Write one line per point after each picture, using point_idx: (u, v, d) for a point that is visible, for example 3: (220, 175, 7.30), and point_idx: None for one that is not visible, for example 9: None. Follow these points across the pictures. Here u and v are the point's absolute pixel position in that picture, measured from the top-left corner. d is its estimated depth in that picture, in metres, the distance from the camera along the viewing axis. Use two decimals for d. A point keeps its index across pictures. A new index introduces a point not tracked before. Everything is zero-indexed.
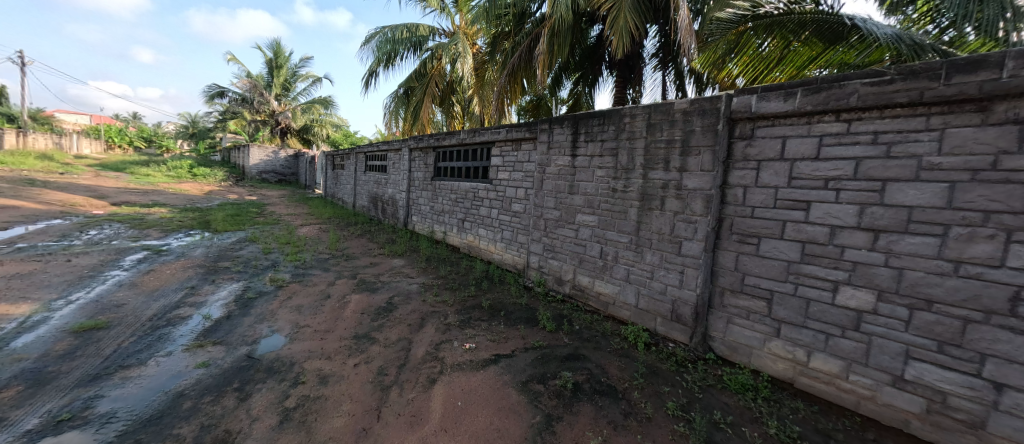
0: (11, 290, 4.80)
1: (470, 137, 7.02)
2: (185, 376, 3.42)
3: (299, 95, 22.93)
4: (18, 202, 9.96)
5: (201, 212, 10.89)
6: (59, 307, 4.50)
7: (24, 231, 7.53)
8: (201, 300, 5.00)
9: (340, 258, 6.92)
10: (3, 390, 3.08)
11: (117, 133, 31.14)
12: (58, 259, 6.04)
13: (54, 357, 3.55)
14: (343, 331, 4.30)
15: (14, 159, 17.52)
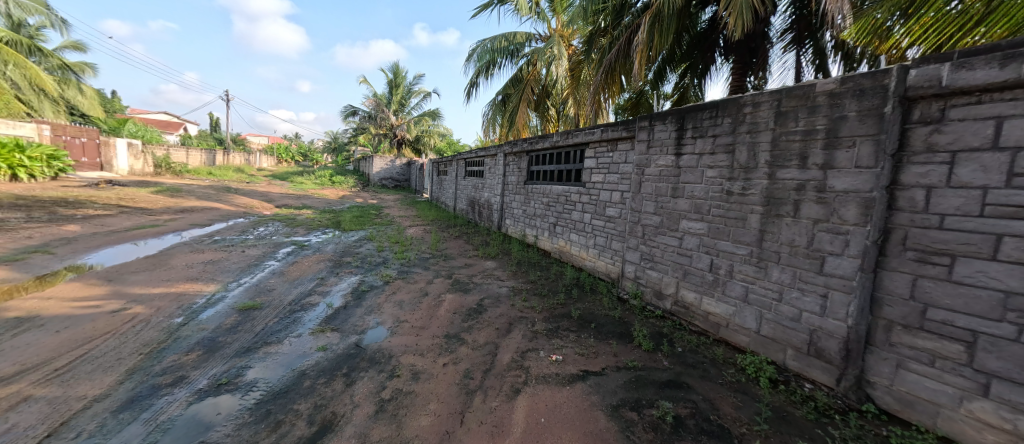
0: (202, 273, 5.27)
1: (563, 138, 6.44)
2: (314, 357, 3.33)
3: (412, 110, 24.66)
4: (218, 203, 12.10)
5: (337, 213, 12.07)
6: (233, 288, 4.83)
7: (218, 226, 8.72)
8: (326, 290, 5.02)
9: (439, 257, 6.83)
10: (187, 353, 3.24)
11: (283, 150, 37.69)
12: (235, 249, 6.68)
13: (225, 329, 3.71)
14: (438, 328, 3.96)
15: (222, 173, 21.92)
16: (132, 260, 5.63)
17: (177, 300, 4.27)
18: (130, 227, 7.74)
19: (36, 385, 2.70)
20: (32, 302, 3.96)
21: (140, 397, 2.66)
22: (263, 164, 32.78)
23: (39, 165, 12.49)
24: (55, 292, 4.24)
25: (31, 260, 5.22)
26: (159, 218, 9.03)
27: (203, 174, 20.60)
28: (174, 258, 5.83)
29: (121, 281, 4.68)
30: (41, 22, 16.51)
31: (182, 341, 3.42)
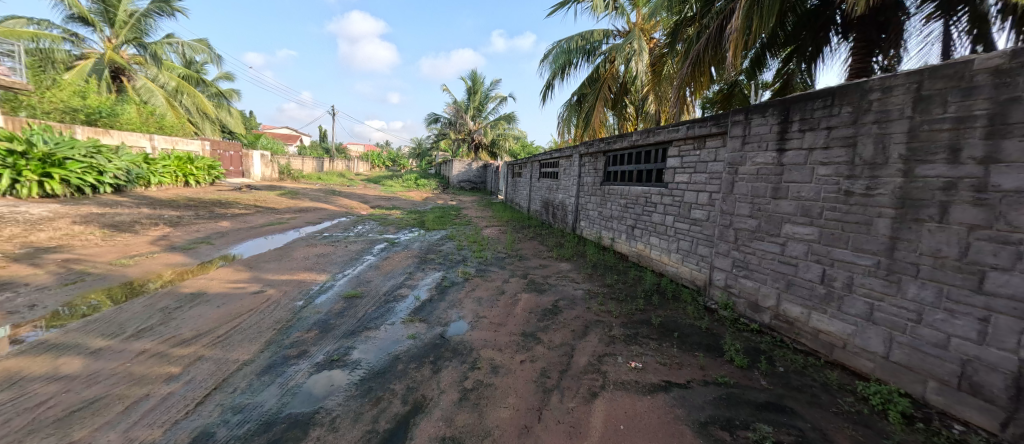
0: (316, 264, 6.06)
1: (644, 137, 6.15)
2: (406, 343, 3.65)
3: (489, 114, 25.62)
4: (325, 204, 13.81)
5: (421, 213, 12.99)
6: (340, 277, 5.50)
7: (327, 224, 9.95)
8: (414, 283, 5.45)
9: (514, 258, 6.97)
10: (307, 331, 3.77)
11: (377, 157, 41.74)
12: (341, 244, 7.56)
13: (335, 313, 4.24)
14: (516, 326, 4.06)
15: (327, 178, 24.95)
16: (265, 252, 6.68)
17: (297, 286, 4.98)
18: (264, 224, 9.21)
19: (206, 346, 3.33)
20: (200, 281, 4.91)
21: (275, 365, 3.14)
22: (356, 170, 36.57)
23: (202, 173, 15.43)
24: (214, 274, 5.21)
25: (198, 249, 6.50)
26: (283, 216, 10.60)
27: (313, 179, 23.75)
28: (295, 251, 6.79)
29: (259, 269, 5.59)
30: (203, 59, 20.53)
31: (304, 321, 3.98)
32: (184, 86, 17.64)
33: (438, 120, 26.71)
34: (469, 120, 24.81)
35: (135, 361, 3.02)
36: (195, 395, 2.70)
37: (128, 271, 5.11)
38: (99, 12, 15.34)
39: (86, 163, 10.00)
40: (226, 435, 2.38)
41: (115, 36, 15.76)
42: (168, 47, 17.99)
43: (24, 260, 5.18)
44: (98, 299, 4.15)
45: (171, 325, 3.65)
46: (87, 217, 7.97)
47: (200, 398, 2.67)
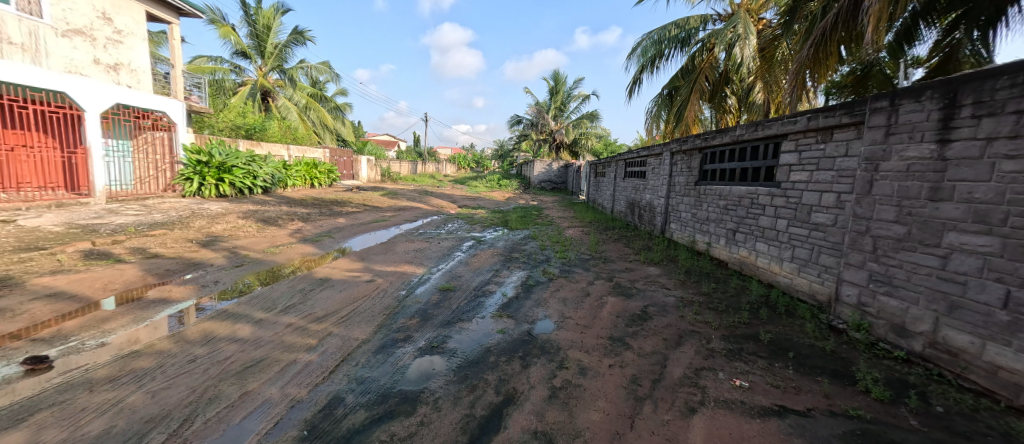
0: (414, 258, 6.64)
1: (751, 132, 5.52)
2: (495, 337, 3.82)
3: (572, 113, 25.37)
4: (417, 203, 14.99)
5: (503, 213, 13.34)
6: (435, 271, 5.95)
7: (421, 222, 10.79)
8: (501, 280, 5.65)
9: (599, 259, 6.79)
10: (409, 318, 4.15)
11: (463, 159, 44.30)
12: (434, 241, 8.14)
13: (432, 304, 4.60)
14: (603, 329, 3.97)
15: (421, 179, 27.01)
16: (373, 246, 7.49)
17: (399, 277, 5.51)
18: (371, 221, 10.35)
19: (332, 323, 3.89)
20: (325, 269, 5.73)
21: (385, 346, 3.52)
22: (444, 171, 39.00)
23: (324, 176, 17.84)
24: (336, 264, 6.03)
25: (323, 242, 7.57)
26: (385, 214, 11.78)
27: (407, 180, 26.07)
28: (396, 245, 7.50)
29: (369, 260, 6.32)
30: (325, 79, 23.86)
31: (407, 309, 4.40)
32: (313, 102, 20.79)
33: (520, 120, 26.98)
34: (551, 120, 24.78)
35: (284, 332, 3.63)
36: (328, 364, 3.14)
37: (274, 258, 6.18)
38: (254, 47, 18.86)
39: (244, 169, 12.13)
40: (354, 401, 2.68)
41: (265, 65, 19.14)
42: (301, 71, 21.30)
43: (208, 246, 6.59)
44: (256, 280, 5.09)
45: (306, 304, 4.33)
46: (243, 213, 9.78)
47: (331, 368, 3.09)
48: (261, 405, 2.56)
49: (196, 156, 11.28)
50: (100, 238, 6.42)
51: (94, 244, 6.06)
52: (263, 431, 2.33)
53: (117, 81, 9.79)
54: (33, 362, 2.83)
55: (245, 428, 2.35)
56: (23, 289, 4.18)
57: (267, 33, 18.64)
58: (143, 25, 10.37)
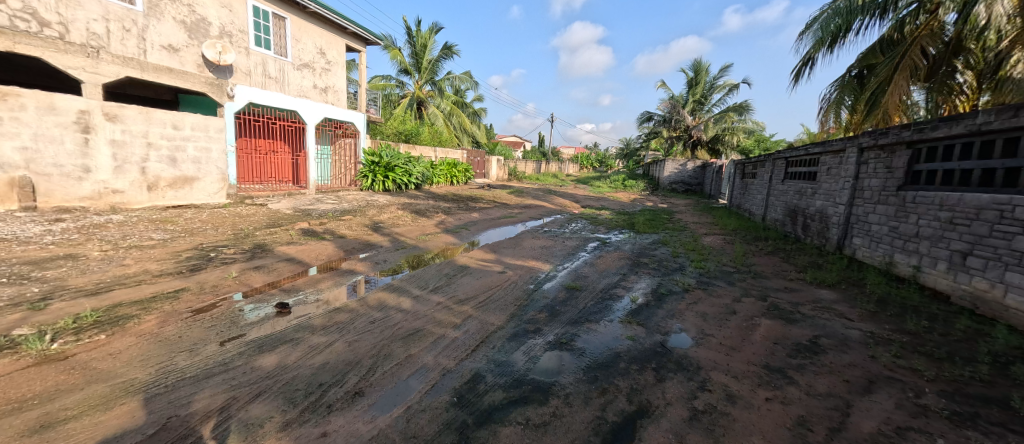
0: (541, 254, 6.81)
1: (1005, 120, 4.02)
2: (625, 343, 3.66)
3: (715, 106, 22.40)
4: (541, 202, 15.36)
5: (630, 215, 12.64)
6: (561, 269, 5.99)
7: (545, 220, 11.01)
8: (630, 285, 5.38)
9: (747, 274, 5.86)
10: (538, 312, 4.28)
11: (587, 158, 43.81)
12: (558, 239, 8.20)
13: (559, 301, 4.65)
14: (757, 356, 3.42)
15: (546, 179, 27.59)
16: (503, 240, 7.91)
17: (526, 272, 5.73)
18: (501, 216, 10.98)
19: (472, 307, 4.29)
20: (464, 257, 6.32)
21: (518, 335, 3.70)
22: (568, 171, 39.00)
23: (462, 174, 19.65)
24: (472, 253, 6.59)
25: (460, 233, 8.37)
26: (513, 210, 12.36)
27: (532, 180, 26.87)
28: (523, 241, 7.81)
29: (500, 253, 6.74)
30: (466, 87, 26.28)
31: (536, 302, 4.55)
32: (456, 108, 23.23)
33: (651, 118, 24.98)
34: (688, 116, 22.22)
35: (435, 309, 4.14)
36: (469, 343, 3.46)
37: (424, 244, 7.09)
38: (414, 64, 21.98)
39: (403, 168, 14.32)
40: (492, 381, 2.89)
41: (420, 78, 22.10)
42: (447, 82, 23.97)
43: (377, 231, 7.96)
44: (410, 262, 5.91)
45: (450, 287, 4.87)
46: (400, 204, 11.52)
47: (472, 347, 3.39)
48: (421, 368, 2.96)
49: (371, 157, 13.73)
50: (308, 220, 8.34)
51: (305, 224, 7.91)
52: (422, 390, 2.68)
53: (325, 101, 12.65)
54: (279, 306, 3.87)
55: (409, 384, 2.76)
56: (270, 253, 5.72)
57: (424, 51, 21.60)
58: (342, 55, 13.07)
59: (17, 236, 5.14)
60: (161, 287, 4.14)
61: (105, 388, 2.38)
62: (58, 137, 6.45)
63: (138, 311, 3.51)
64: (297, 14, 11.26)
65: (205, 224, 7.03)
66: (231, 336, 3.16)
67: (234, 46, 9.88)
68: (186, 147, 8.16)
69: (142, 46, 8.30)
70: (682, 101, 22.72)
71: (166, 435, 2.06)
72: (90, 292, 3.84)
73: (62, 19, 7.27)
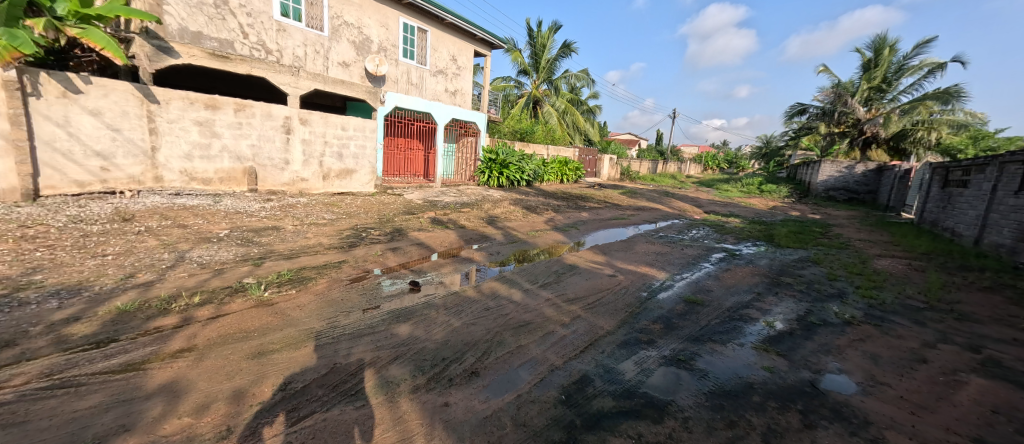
0: (655, 260, 6.39)
1: None
2: (759, 373, 3.20)
3: (903, 93, 17.82)
4: (658, 204, 14.39)
5: (767, 225, 10.98)
6: (678, 279, 5.53)
7: (661, 224, 10.28)
8: (767, 308, 4.68)
9: (945, 315, 4.56)
10: (652, 323, 4.03)
11: (712, 157, 39.45)
12: (677, 246, 7.58)
13: (677, 314, 4.31)
14: (959, 423, 2.63)
15: (663, 179, 25.84)
16: (614, 242, 7.64)
17: (640, 278, 5.44)
18: (611, 217, 10.61)
19: (582, 307, 4.26)
20: (573, 256, 6.30)
21: (629, 343, 3.56)
22: (688, 172, 35.73)
23: (572, 172, 19.56)
24: (581, 253, 6.53)
25: (569, 231, 8.35)
26: (625, 212, 11.85)
27: (647, 179, 25.35)
28: (636, 245, 7.42)
29: (611, 255, 6.53)
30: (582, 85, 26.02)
31: (650, 312, 4.30)
32: (570, 106, 23.28)
33: (804, 110, 21.09)
34: (860, 107, 18.07)
35: (545, 305, 4.24)
36: (579, 344, 3.45)
37: (534, 240, 7.27)
38: (532, 65, 22.62)
39: (516, 166, 14.97)
40: (603, 387, 2.82)
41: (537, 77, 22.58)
42: (563, 80, 24.05)
43: (491, 224, 8.46)
44: (519, 256, 6.14)
45: (560, 284, 4.92)
46: (515, 201, 12.02)
47: (581, 348, 3.38)
48: (531, 360, 3.08)
49: (489, 155, 14.64)
50: (434, 210, 9.28)
51: (432, 214, 8.84)
52: (531, 382, 2.78)
53: (454, 103, 13.91)
54: (412, 283, 4.46)
55: (522, 375, 2.87)
56: (404, 237, 6.54)
57: (543, 51, 22.07)
58: (471, 60, 14.17)
59: (241, 210, 6.87)
60: (328, 257, 5.09)
61: (296, 332, 3.05)
62: (270, 137, 8.38)
63: (315, 274, 4.40)
64: (435, 26, 12.61)
65: (357, 209, 8.38)
66: (377, 305, 3.75)
67: (387, 58, 11.48)
68: (349, 145, 9.84)
69: (326, 64, 10.20)
70: (850, 90, 18.64)
71: (334, 376, 2.54)
72: (286, 256, 4.94)
73: (279, 47, 9.31)
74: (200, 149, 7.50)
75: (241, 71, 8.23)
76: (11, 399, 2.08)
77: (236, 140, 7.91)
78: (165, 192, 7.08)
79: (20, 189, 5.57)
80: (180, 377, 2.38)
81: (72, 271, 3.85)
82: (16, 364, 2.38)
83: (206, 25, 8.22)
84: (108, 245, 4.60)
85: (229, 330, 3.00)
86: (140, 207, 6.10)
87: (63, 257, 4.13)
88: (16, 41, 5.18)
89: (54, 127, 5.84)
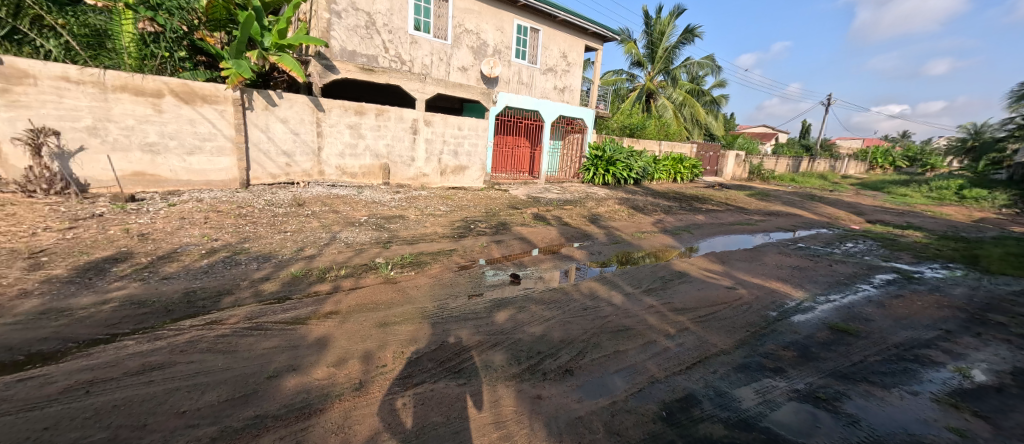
0: (792, 276, 5.47)
1: None
2: (943, 435, 2.39)
3: None
4: (801, 210, 12.33)
5: (967, 243, 8.53)
6: (822, 302, 4.61)
7: (802, 233, 8.82)
8: (960, 352, 3.58)
9: None
10: (783, 349, 3.37)
11: (881, 154, 32.18)
12: (823, 261, 6.38)
13: (818, 342, 3.55)
14: None
15: (804, 180, 22.27)
16: (735, 250, 6.84)
17: (771, 295, 4.71)
18: (733, 222, 9.53)
19: (692, 320, 3.87)
20: (684, 264, 5.82)
21: (750, 368, 3.02)
22: (842, 173, 29.94)
23: (688, 171, 18.04)
24: (695, 261, 6.00)
25: (681, 236, 7.76)
26: (753, 217, 10.48)
27: (783, 180, 21.98)
28: (765, 255, 6.47)
29: (731, 266, 5.84)
30: (705, 73, 23.74)
31: (780, 336, 3.63)
32: (689, 98, 21.52)
33: None
34: None
35: (647, 312, 4.00)
36: (687, 360, 3.09)
37: (640, 242, 6.96)
38: (648, 55, 21.42)
39: (624, 163, 14.46)
40: (711, 412, 2.44)
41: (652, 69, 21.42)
42: (683, 69, 22.32)
43: (595, 223, 8.35)
44: (621, 258, 5.97)
45: (667, 292, 4.59)
46: (625, 201, 11.55)
47: (688, 364, 3.03)
48: (629, 368, 2.91)
49: (595, 151, 14.44)
50: (537, 206, 9.53)
51: (535, 210, 9.11)
52: (628, 391, 2.61)
53: (563, 100, 14.01)
54: (512, 276, 4.69)
55: (618, 383, 2.70)
56: (509, 231, 6.90)
57: (660, 39, 20.73)
58: (581, 56, 14.09)
59: (376, 200, 7.99)
60: (443, 245, 5.66)
61: (411, 309, 3.49)
62: (401, 137, 9.54)
63: (430, 260, 4.95)
64: (548, 24, 12.85)
65: (468, 202, 9.08)
66: (482, 292, 4.08)
67: (501, 60, 12.09)
68: (463, 143, 10.69)
69: (448, 69, 11.19)
70: None
71: (441, 353, 2.81)
72: (409, 242, 5.63)
73: (411, 58, 10.52)
74: (350, 148, 8.90)
75: (382, 81, 9.55)
76: (228, 332, 2.82)
77: (375, 140, 9.18)
78: (324, 183, 8.62)
79: (237, 180, 7.50)
80: (329, 334, 2.93)
81: (266, 242, 5.00)
82: (230, 308, 3.22)
83: (358, 44, 9.60)
84: (287, 223, 5.85)
85: (363, 301, 3.58)
86: (308, 195, 7.54)
87: (259, 230, 5.39)
88: (239, 69, 6.97)
89: (259, 133, 7.63)
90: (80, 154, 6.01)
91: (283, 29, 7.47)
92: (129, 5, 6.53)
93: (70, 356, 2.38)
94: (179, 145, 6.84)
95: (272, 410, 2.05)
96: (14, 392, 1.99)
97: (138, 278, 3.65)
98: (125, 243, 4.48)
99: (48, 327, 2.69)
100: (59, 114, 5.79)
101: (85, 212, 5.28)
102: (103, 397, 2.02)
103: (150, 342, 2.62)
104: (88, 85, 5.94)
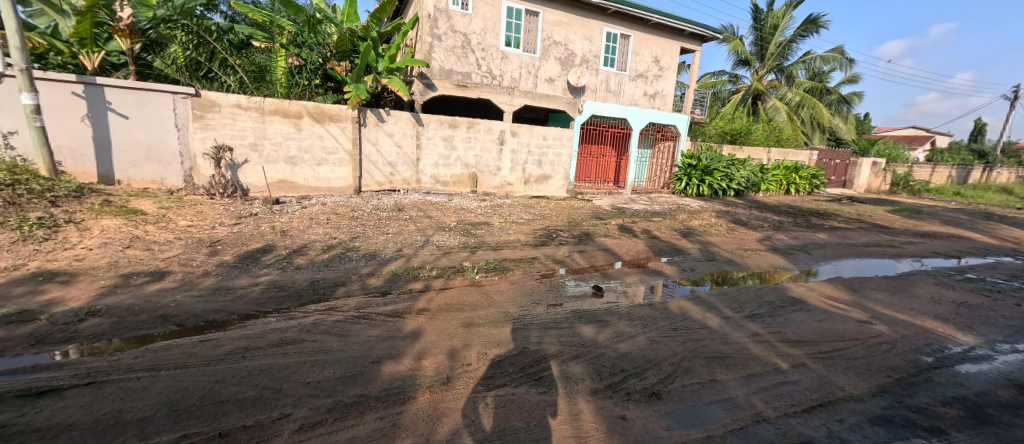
0: (956, 316, 4.22)
1: None
2: None
3: None
4: (974, 233, 9.88)
5: None
6: (1003, 352, 3.42)
7: (969, 262, 7.05)
8: None
9: None
10: (942, 404, 2.54)
11: None
12: (1005, 298, 4.92)
13: (999, 404, 2.61)
14: None
15: (976, 194, 18.03)
16: (871, 276, 5.70)
17: (924, 335, 3.67)
18: (868, 243, 8.08)
19: (809, 356, 3.15)
20: (801, 288, 4.91)
21: (893, 422, 2.32)
22: None
23: (805, 182, 15.89)
24: (814, 285, 5.05)
25: (796, 256, 6.82)
26: (896, 239, 8.75)
27: (942, 195, 18.08)
28: (914, 285, 5.25)
29: (865, 295, 4.75)
30: (831, 67, 20.75)
31: (938, 388, 2.76)
32: (807, 97, 19.12)
33: None
34: None
35: (750, 340, 3.41)
36: (801, 400, 2.53)
37: (743, 261, 6.33)
38: (757, 52, 19.48)
39: (722, 172, 13.41)
40: None
41: (762, 67, 19.49)
42: (801, 65, 19.88)
43: (687, 237, 7.83)
44: (718, 277, 5.50)
45: (776, 320, 3.87)
46: (724, 214, 10.52)
47: (804, 407, 2.46)
48: (728, 401, 2.51)
49: (688, 160, 13.60)
50: (622, 217, 9.30)
51: (620, 221, 8.86)
52: (727, 427, 2.24)
53: (653, 106, 13.41)
54: (594, 288, 4.63)
55: (711, 416, 2.33)
56: (592, 242, 6.83)
57: (772, 34, 18.72)
58: (676, 59, 13.40)
59: (464, 207, 8.50)
60: (524, 252, 5.84)
61: (494, 313, 3.67)
62: (488, 148, 10.05)
63: (513, 266, 5.13)
64: (640, 29, 12.47)
65: (550, 211, 9.23)
66: (562, 302, 4.10)
67: (589, 69, 12.04)
68: (547, 153, 10.90)
69: (536, 81, 11.46)
70: None
71: (523, 359, 2.89)
72: (493, 249, 5.86)
73: (502, 72, 11.01)
74: (443, 159, 9.60)
75: (474, 95, 10.18)
76: (342, 318, 3.28)
77: (466, 151, 9.80)
78: (420, 190, 9.40)
79: (352, 186, 8.57)
80: (422, 328, 3.24)
81: (372, 242, 5.66)
82: (343, 297, 3.73)
83: (454, 62, 10.38)
84: (389, 226, 6.54)
85: (451, 301, 3.87)
86: (407, 202, 8.31)
87: (368, 231, 6.12)
88: (358, 91, 7.97)
89: (371, 146, 8.63)
90: (244, 165, 7.48)
91: (394, 54, 8.46)
92: (283, 44, 8.19)
93: (232, 325, 2.99)
94: (311, 158, 8.07)
95: (374, 392, 2.33)
96: (197, 350, 2.57)
97: (279, 267, 4.40)
98: (272, 238, 5.43)
99: (220, 301, 3.40)
100: (233, 134, 7.28)
101: (245, 211, 6.51)
102: (253, 362, 2.50)
103: (287, 320, 3.16)
104: (253, 110, 7.36)
